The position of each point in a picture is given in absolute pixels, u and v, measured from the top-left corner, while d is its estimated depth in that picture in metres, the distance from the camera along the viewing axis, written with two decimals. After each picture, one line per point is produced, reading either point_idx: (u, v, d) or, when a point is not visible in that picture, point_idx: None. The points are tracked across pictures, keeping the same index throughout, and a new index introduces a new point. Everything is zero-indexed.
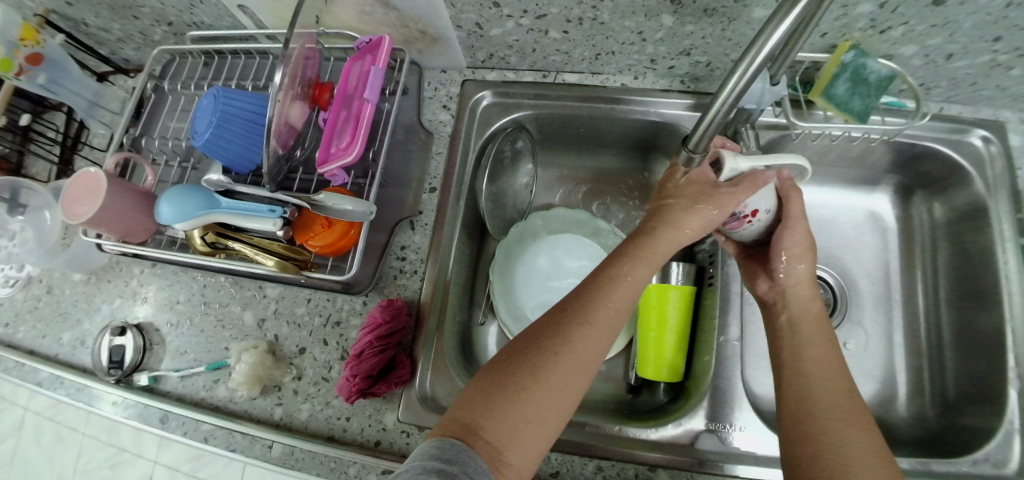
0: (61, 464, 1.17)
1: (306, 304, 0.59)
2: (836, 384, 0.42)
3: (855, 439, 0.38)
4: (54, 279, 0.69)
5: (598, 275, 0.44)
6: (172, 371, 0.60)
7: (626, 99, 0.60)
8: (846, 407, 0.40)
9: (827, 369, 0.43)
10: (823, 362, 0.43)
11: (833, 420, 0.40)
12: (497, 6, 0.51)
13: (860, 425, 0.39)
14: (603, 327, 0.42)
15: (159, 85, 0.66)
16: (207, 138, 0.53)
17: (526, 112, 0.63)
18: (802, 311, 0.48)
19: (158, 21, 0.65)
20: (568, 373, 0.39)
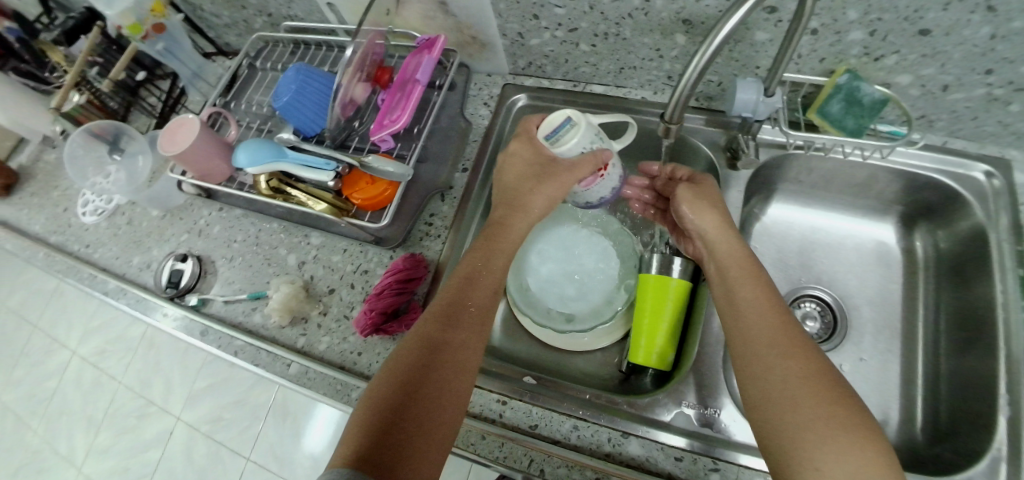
0: (94, 407, 1.30)
1: (342, 254, 0.67)
2: (767, 330, 0.45)
3: (785, 378, 0.42)
4: (135, 213, 0.81)
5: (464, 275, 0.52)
6: (219, 296, 0.68)
7: (645, 110, 0.68)
8: (783, 350, 0.43)
9: (763, 314, 0.46)
10: (759, 307, 0.47)
11: (761, 360, 0.44)
12: (536, 18, 0.62)
13: (795, 362, 0.42)
14: (473, 330, 0.49)
15: (253, 63, 0.78)
16: (286, 100, 0.64)
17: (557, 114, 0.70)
18: (736, 258, 0.51)
19: (261, 12, 0.78)
20: (453, 362, 0.46)
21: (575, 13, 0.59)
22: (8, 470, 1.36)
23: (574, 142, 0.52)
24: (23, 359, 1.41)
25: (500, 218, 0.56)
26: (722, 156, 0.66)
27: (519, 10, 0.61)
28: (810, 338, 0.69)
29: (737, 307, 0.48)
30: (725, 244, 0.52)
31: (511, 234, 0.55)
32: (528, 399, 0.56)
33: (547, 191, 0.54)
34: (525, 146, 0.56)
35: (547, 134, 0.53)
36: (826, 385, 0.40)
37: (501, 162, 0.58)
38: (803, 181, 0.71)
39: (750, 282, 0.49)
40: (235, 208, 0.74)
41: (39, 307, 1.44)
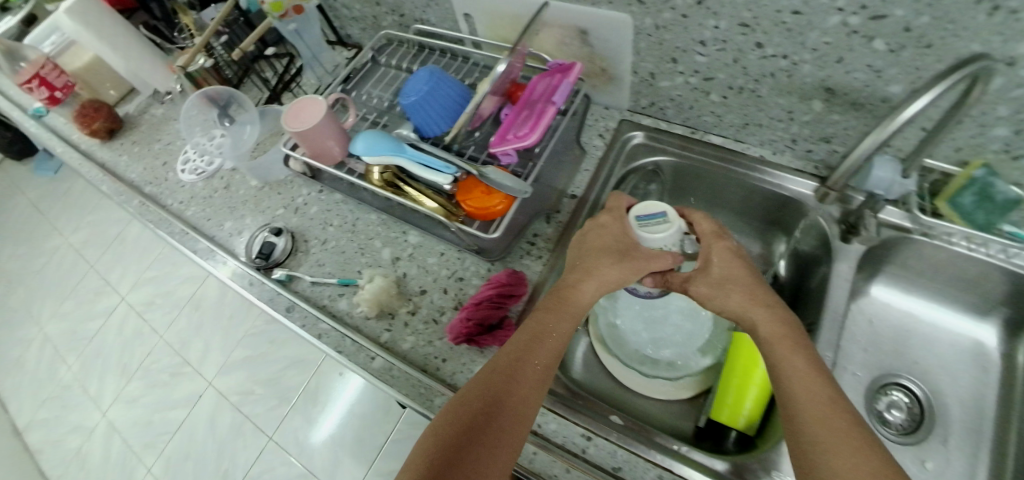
0: (131, 357, 1.39)
1: (438, 257, 0.67)
2: (803, 389, 0.42)
3: (824, 439, 0.38)
4: (234, 179, 0.83)
5: (534, 329, 0.49)
6: (307, 276, 0.69)
7: (762, 169, 0.67)
8: (823, 411, 0.40)
9: (798, 372, 0.43)
10: (796, 365, 0.44)
11: (811, 442, 0.39)
12: (674, 62, 0.63)
13: (837, 423, 0.39)
14: (533, 382, 0.46)
15: (376, 58, 0.82)
16: (414, 100, 0.65)
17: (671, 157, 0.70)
18: (771, 318, 0.48)
19: (394, 11, 0.80)
20: (508, 415, 0.42)
21: (715, 63, 0.61)
22: (35, 403, 1.42)
23: (665, 234, 0.55)
24: (73, 294, 1.56)
25: (574, 279, 0.53)
26: (836, 227, 0.63)
27: (659, 51, 0.63)
28: (895, 429, 0.66)
29: (785, 379, 0.43)
30: (754, 303, 0.50)
31: (581, 301, 0.52)
32: (614, 438, 0.54)
33: (621, 270, 0.53)
34: (614, 222, 0.57)
35: (641, 214, 0.57)
36: (870, 446, 0.37)
37: (588, 229, 0.57)
38: (909, 267, 0.68)
39: (799, 353, 0.45)
40: (336, 193, 0.76)
41: (97, 250, 1.62)
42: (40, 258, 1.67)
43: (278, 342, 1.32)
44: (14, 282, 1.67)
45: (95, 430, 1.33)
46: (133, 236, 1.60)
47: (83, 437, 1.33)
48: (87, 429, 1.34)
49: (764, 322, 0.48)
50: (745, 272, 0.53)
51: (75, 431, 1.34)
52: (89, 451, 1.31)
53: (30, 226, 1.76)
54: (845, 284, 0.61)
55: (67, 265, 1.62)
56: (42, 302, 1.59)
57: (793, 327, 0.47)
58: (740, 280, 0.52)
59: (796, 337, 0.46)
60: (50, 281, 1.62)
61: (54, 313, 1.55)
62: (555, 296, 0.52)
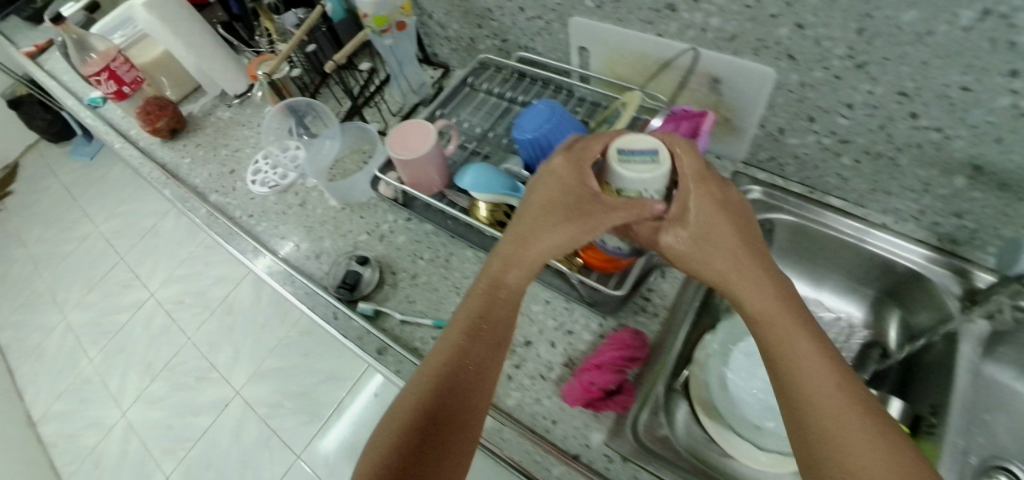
0: (155, 356, 1.42)
1: (544, 305, 0.63)
2: (804, 384, 0.37)
3: (844, 446, 0.34)
4: (311, 196, 0.79)
5: (478, 303, 0.47)
6: (397, 313, 0.64)
7: (872, 235, 0.65)
8: (843, 418, 0.35)
9: (808, 365, 0.37)
10: (791, 353, 0.38)
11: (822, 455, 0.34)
12: (810, 121, 0.60)
13: (846, 430, 0.34)
14: (480, 378, 0.44)
15: (472, 83, 0.80)
16: (531, 136, 0.61)
17: (786, 215, 0.68)
18: (742, 268, 0.42)
19: (497, 35, 0.76)
20: (461, 412, 0.43)
21: (857, 126, 0.57)
22: (52, 392, 1.45)
23: (647, 175, 0.43)
24: (100, 286, 1.61)
25: (513, 246, 0.47)
26: (957, 303, 0.60)
27: (796, 108, 0.60)
28: None
29: (781, 369, 0.39)
30: (740, 271, 0.42)
31: (516, 288, 0.47)
32: None
33: (566, 230, 0.46)
34: (569, 171, 0.48)
35: (625, 148, 0.45)
36: (887, 457, 0.33)
37: (530, 191, 0.50)
38: None
39: (785, 334, 0.39)
40: (426, 222, 0.72)
41: (128, 243, 1.68)
42: (68, 246, 1.75)
43: (311, 355, 1.31)
44: (46, 268, 1.73)
45: (114, 428, 1.34)
46: (164, 231, 1.67)
47: (102, 434, 1.34)
48: (106, 427, 1.35)
49: (741, 287, 0.42)
50: (725, 224, 0.43)
51: (94, 427, 1.36)
52: (105, 448, 1.32)
53: (73, 216, 1.85)
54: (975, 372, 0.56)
55: (102, 257, 1.68)
56: (68, 292, 1.64)
57: (762, 280, 0.41)
58: (716, 237, 0.43)
59: (790, 308, 0.41)
60: (82, 271, 1.67)
61: (82, 303, 1.59)
62: (499, 265, 0.47)
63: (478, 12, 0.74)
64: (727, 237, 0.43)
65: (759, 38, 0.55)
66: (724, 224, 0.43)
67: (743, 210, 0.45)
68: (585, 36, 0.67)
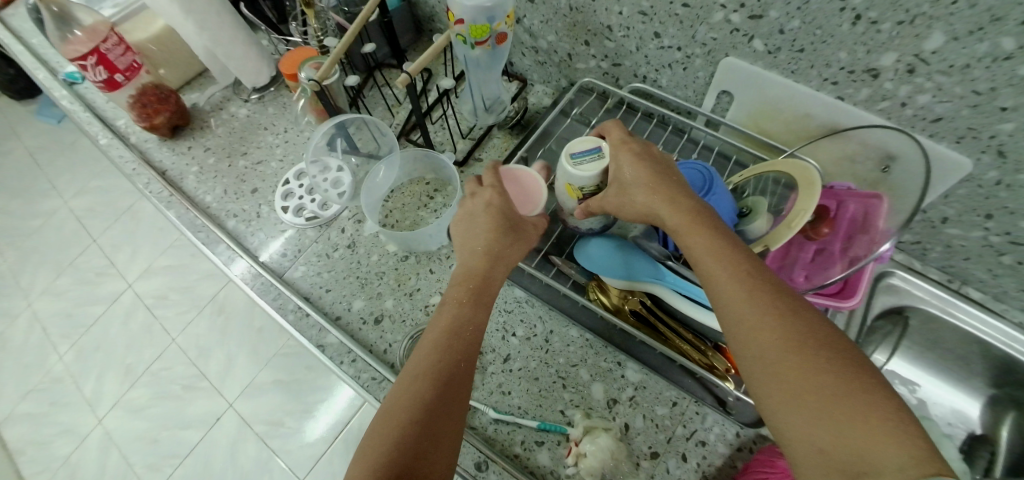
0: (136, 356, 1.24)
1: (670, 407, 0.52)
2: (753, 334, 0.35)
3: (796, 384, 0.32)
4: (361, 236, 0.66)
5: (445, 323, 0.44)
6: (490, 409, 0.53)
7: (958, 311, 0.60)
8: (783, 358, 0.33)
9: (743, 310, 0.36)
10: (733, 304, 0.37)
11: (771, 367, 0.34)
12: (985, 217, 0.53)
13: (764, 326, 0.35)
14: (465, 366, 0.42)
15: (568, 111, 0.69)
16: None
17: (927, 306, 0.61)
18: (679, 213, 0.43)
19: (607, 57, 0.64)
20: (445, 415, 0.38)
21: None
22: (18, 392, 1.26)
23: (593, 171, 0.49)
24: (69, 270, 1.39)
25: (478, 266, 0.48)
26: None
27: (976, 203, 0.52)
28: None
29: (720, 296, 0.38)
30: (687, 220, 0.42)
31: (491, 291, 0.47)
32: None
33: (521, 248, 0.50)
34: (499, 196, 0.52)
35: (573, 152, 0.50)
36: (830, 384, 0.31)
37: (476, 211, 0.51)
38: None
39: (718, 254, 0.39)
40: (517, 287, 0.60)
41: (100, 222, 1.46)
42: (31, 219, 1.50)
43: (315, 368, 1.16)
44: None
45: (91, 437, 1.19)
46: (144, 211, 1.45)
47: (76, 442, 1.19)
48: (79, 435, 1.19)
49: (692, 243, 0.41)
50: (646, 171, 0.46)
51: (65, 434, 1.20)
52: (80, 459, 1.17)
53: (23, 182, 1.58)
54: None
55: (68, 235, 1.45)
56: (26, 272, 1.42)
57: (711, 232, 0.41)
58: (644, 178, 0.46)
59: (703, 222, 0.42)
60: (47, 249, 1.45)
61: (46, 287, 1.38)
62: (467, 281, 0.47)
63: (594, 28, 0.61)
64: (657, 184, 0.45)
65: (972, 126, 0.46)
66: (640, 166, 0.46)
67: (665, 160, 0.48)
68: (735, 82, 0.57)
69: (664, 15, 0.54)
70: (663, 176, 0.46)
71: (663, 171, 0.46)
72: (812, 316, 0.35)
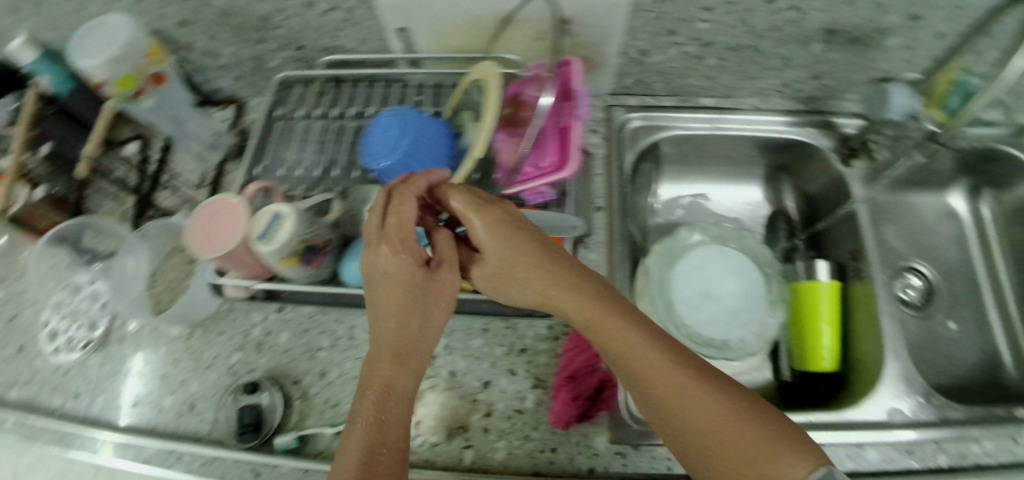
0: None
1: (482, 335, 0.55)
2: (681, 406, 0.36)
3: (705, 413, 0.35)
4: (142, 336, 0.60)
5: (365, 444, 0.35)
6: (326, 428, 0.52)
7: (738, 117, 0.65)
8: (699, 406, 0.36)
9: (655, 365, 0.37)
10: (642, 375, 0.38)
11: (682, 404, 0.36)
12: (670, 33, 0.56)
13: (666, 382, 0.37)
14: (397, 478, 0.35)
15: (285, 113, 0.61)
16: (395, 163, 0.50)
17: (675, 130, 0.65)
18: (573, 292, 0.42)
19: (287, 45, 0.60)
20: None
21: (719, 27, 0.55)
22: None
23: (289, 234, 0.46)
24: None
25: (392, 352, 0.39)
26: (838, 154, 0.65)
27: (654, 25, 0.55)
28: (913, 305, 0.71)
29: (619, 360, 0.39)
30: (559, 284, 0.42)
31: (400, 383, 0.39)
32: None
33: (440, 317, 0.43)
34: (394, 260, 0.40)
35: (260, 233, 0.47)
36: (744, 423, 0.35)
37: (376, 274, 0.41)
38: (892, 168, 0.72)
39: (585, 303, 0.41)
40: (305, 304, 0.58)
41: None
42: None
43: None
44: None
45: None
46: None
47: None
48: None
49: (573, 309, 0.41)
50: (529, 247, 0.43)
51: None
52: None
53: None
54: (866, 208, 0.63)
55: None
56: None
57: (592, 291, 0.41)
58: (524, 250, 0.43)
59: (581, 281, 0.42)
60: None
61: None
62: (376, 387, 0.38)
63: (252, 23, 0.57)
64: (529, 250, 0.43)
65: None
66: (500, 227, 0.43)
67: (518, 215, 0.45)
68: (403, 18, 0.55)
69: None
70: (526, 239, 0.43)
71: (518, 228, 0.44)
72: (706, 365, 0.39)
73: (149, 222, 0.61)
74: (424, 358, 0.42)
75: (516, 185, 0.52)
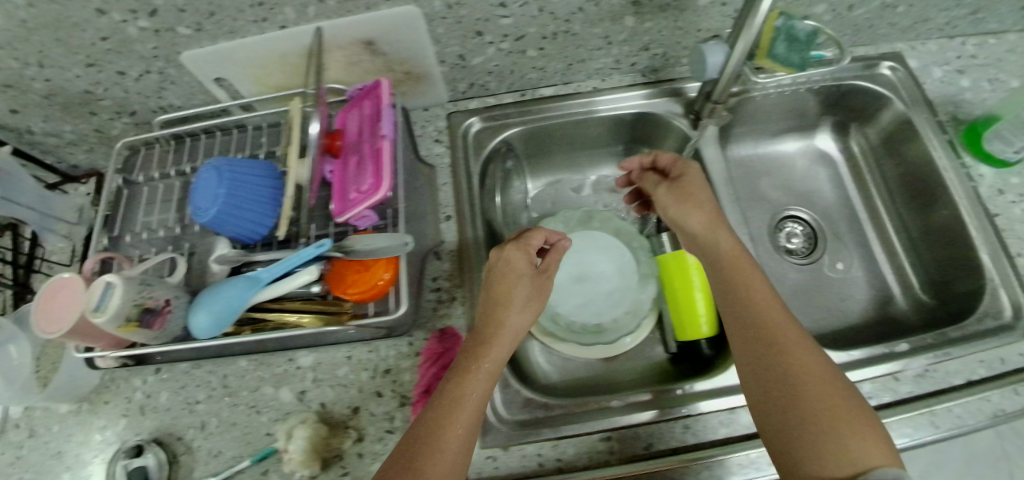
0: None
1: (348, 363, 0.56)
2: (789, 355, 0.45)
3: (803, 374, 0.44)
4: (36, 418, 0.59)
5: (472, 401, 0.43)
6: (211, 477, 0.53)
7: (599, 100, 0.67)
8: (810, 361, 0.44)
9: (775, 321, 0.47)
10: (779, 329, 0.47)
11: (801, 356, 0.45)
12: (480, 35, 0.56)
13: (799, 343, 0.46)
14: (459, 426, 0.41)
15: (130, 178, 0.62)
16: (217, 211, 0.50)
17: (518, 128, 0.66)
18: (728, 247, 0.53)
19: (120, 112, 0.61)
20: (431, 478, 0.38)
21: (522, 20, 0.55)
22: None
23: (119, 300, 0.47)
24: None
25: (522, 317, 0.49)
26: (686, 120, 0.67)
27: (460, 30, 0.55)
28: (799, 254, 0.74)
29: (760, 305, 0.49)
30: (715, 230, 0.54)
31: (490, 354, 0.46)
32: (631, 423, 0.52)
33: (532, 311, 0.50)
34: (517, 251, 0.51)
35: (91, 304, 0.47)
36: (821, 378, 0.44)
37: (506, 264, 0.51)
38: (749, 121, 0.74)
39: (738, 275, 0.51)
40: (180, 360, 0.59)
41: None
42: None
43: None
44: None
45: None
46: None
47: None
48: None
49: (750, 276, 0.51)
50: (706, 197, 0.56)
51: None
52: None
53: None
54: (718, 168, 0.66)
55: None
56: None
57: (746, 263, 0.52)
58: (703, 198, 0.56)
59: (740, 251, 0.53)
60: None
61: None
62: (495, 345, 0.47)
63: (78, 98, 0.58)
64: (709, 209, 0.55)
65: None
66: (696, 187, 0.56)
67: (692, 175, 0.58)
68: (216, 67, 0.56)
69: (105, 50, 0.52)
70: (697, 201, 0.56)
71: (697, 184, 0.57)
72: (800, 335, 0.47)
73: (20, 307, 0.61)
74: (516, 334, 0.49)
75: (341, 214, 0.52)
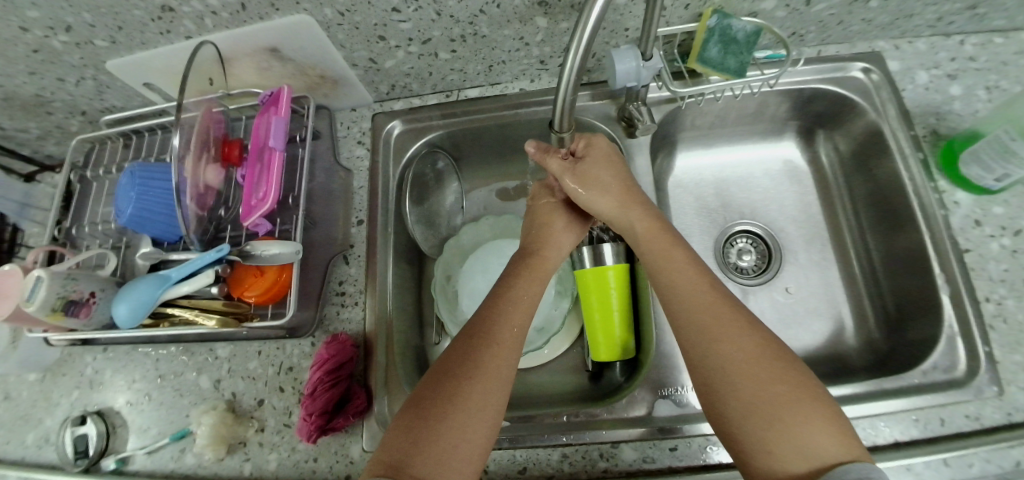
0: None
1: (257, 357, 0.60)
2: (730, 337, 0.44)
3: (752, 350, 0.43)
4: (9, 384, 0.68)
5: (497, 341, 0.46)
6: (138, 449, 0.60)
7: (528, 102, 0.64)
8: (755, 342, 0.43)
9: (717, 305, 0.46)
10: (721, 312, 0.46)
11: (743, 339, 0.44)
12: (384, 39, 0.55)
13: (741, 323, 0.45)
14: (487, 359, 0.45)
15: (83, 174, 0.67)
16: (134, 212, 0.54)
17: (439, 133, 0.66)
18: (650, 228, 0.53)
19: (71, 112, 0.66)
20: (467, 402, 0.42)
21: (422, 24, 0.52)
22: None
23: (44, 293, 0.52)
24: None
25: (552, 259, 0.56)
26: (619, 126, 0.63)
27: (361, 35, 0.54)
28: (750, 273, 0.69)
29: (693, 288, 0.48)
30: (642, 216, 0.53)
31: (530, 292, 0.52)
32: (508, 445, 0.52)
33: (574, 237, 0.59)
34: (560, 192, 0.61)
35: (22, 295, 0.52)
36: (772, 354, 0.43)
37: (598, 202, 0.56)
38: (700, 125, 0.69)
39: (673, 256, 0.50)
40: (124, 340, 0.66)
41: None
42: None
43: None
44: None
45: None
46: None
47: None
48: None
49: (680, 262, 0.50)
50: (620, 183, 0.55)
51: None
52: None
53: None
54: (648, 180, 0.62)
55: None
56: None
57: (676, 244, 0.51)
58: (615, 180, 0.56)
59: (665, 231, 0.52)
60: None
61: None
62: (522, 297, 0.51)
63: (29, 101, 0.63)
64: (626, 189, 0.55)
65: None
66: (613, 169, 0.56)
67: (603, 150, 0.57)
68: (137, 75, 0.59)
69: (34, 61, 0.55)
70: (617, 181, 0.56)
71: (608, 162, 0.56)
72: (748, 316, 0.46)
73: None
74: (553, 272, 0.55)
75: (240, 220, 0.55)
